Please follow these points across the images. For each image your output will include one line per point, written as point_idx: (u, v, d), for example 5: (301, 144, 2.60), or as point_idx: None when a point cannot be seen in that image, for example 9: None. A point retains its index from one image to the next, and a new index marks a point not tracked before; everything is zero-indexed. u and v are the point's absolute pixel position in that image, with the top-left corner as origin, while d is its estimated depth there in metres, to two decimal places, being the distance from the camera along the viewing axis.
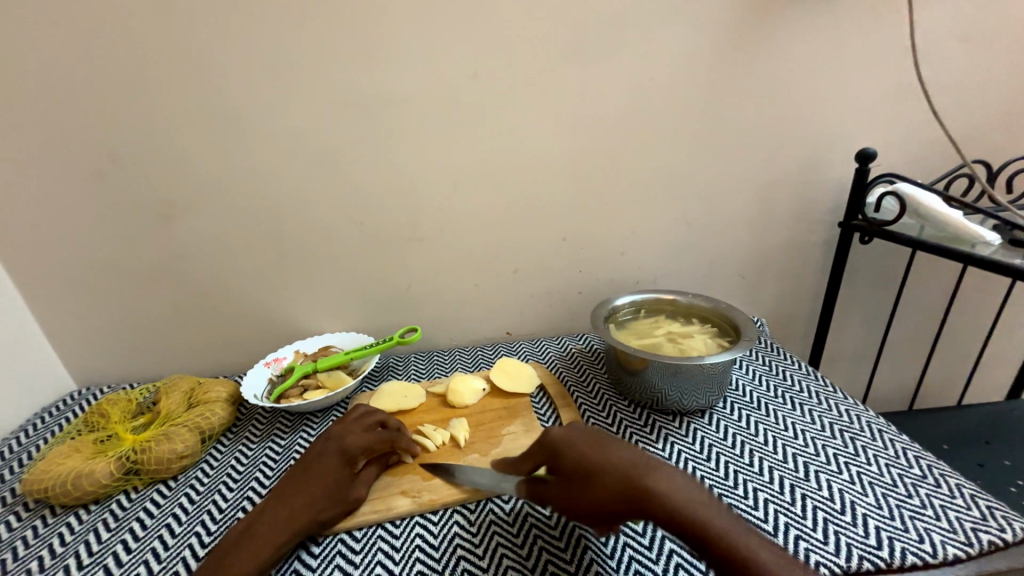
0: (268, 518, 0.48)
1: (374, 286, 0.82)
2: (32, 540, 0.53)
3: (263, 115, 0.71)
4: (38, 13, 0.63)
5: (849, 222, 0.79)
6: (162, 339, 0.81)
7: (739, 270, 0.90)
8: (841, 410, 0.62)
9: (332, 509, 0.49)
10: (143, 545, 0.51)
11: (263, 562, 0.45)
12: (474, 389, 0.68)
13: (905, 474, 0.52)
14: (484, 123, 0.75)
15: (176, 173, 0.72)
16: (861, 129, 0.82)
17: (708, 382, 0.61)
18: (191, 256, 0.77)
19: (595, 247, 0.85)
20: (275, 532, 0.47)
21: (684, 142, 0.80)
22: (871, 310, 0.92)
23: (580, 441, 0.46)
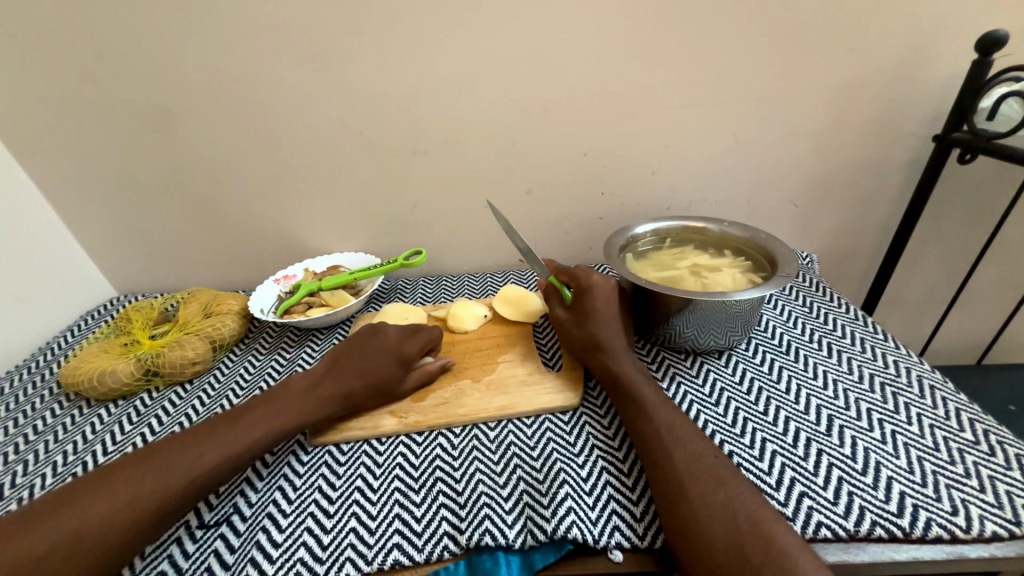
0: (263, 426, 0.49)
1: (379, 205, 0.78)
2: (69, 428, 0.59)
3: (240, 4, 0.62)
4: None
5: (946, 135, 0.63)
6: (182, 254, 0.83)
7: (793, 197, 0.76)
8: (887, 361, 0.54)
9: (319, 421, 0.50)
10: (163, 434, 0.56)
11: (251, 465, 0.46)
12: (474, 315, 0.65)
13: (951, 437, 0.44)
14: (493, 6, 0.62)
15: (163, 73, 0.67)
16: (994, 5, 0.61)
17: (729, 320, 0.54)
18: (193, 170, 0.75)
19: (619, 166, 0.74)
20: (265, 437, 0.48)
21: (741, 30, 0.64)
22: (955, 250, 0.77)
23: (609, 332, 0.53)
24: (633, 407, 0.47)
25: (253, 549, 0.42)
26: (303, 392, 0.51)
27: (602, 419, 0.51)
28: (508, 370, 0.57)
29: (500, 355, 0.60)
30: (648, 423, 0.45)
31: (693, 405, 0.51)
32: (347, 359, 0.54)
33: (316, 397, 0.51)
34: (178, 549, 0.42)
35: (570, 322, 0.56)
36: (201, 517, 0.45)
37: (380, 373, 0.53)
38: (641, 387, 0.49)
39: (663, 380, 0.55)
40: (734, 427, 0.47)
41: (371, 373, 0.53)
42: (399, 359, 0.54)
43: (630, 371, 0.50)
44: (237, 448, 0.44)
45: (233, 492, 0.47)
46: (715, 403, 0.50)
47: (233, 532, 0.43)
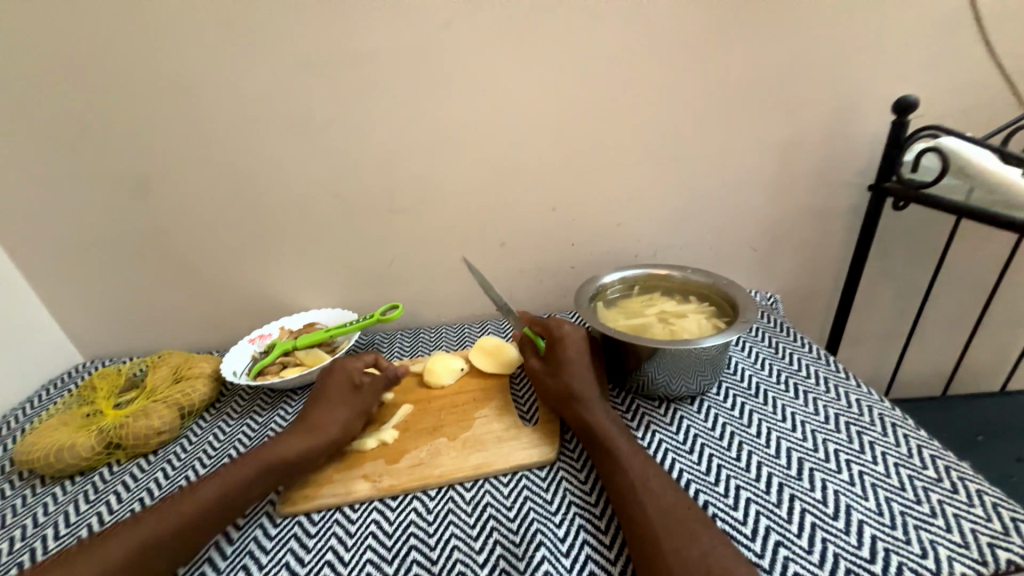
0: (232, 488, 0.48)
1: (356, 262, 0.80)
2: (20, 508, 0.55)
3: (225, 82, 0.67)
4: None
5: (880, 184, 0.68)
6: (155, 317, 0.82)
7: (752, 242, 0.81)
8: (850, 400, 0.55)
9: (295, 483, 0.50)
10: (124, 509, 0.53)
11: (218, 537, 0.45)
12: (451, 369, 0.65)
13: (915, 475, 0.45)
14: (462, 80, 0.68)
15: (145, 145, 0.70)
16: (903, 74, 0.70)
17: (698, 365, 0.56)
18: (171, 234, 0.76)
19: (587, 219, 0.78)
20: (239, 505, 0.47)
21: (687, 97, 0.70)
22: (905, 287, 0.82)
23: (581, 384, 0.54)
24: (607, 462, 0.47)
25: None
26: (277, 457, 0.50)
27: (578, 474, 0.51)
28: (484, 426, 0.57)
29: (476, 410, 0.59)
30: (624, 475, 0.45)
31: (668, 454, 0.51)
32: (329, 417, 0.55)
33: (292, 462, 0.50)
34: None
35: (545, 373, 0.57)
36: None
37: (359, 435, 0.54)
38: (615, 438, 0.49)
39: (638, 430, 0.55)
40: (708, 476, 0.48)
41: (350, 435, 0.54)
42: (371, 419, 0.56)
43: (604, 421, 0.51)
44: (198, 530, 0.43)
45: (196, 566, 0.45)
46: (690, 450, 0.51)
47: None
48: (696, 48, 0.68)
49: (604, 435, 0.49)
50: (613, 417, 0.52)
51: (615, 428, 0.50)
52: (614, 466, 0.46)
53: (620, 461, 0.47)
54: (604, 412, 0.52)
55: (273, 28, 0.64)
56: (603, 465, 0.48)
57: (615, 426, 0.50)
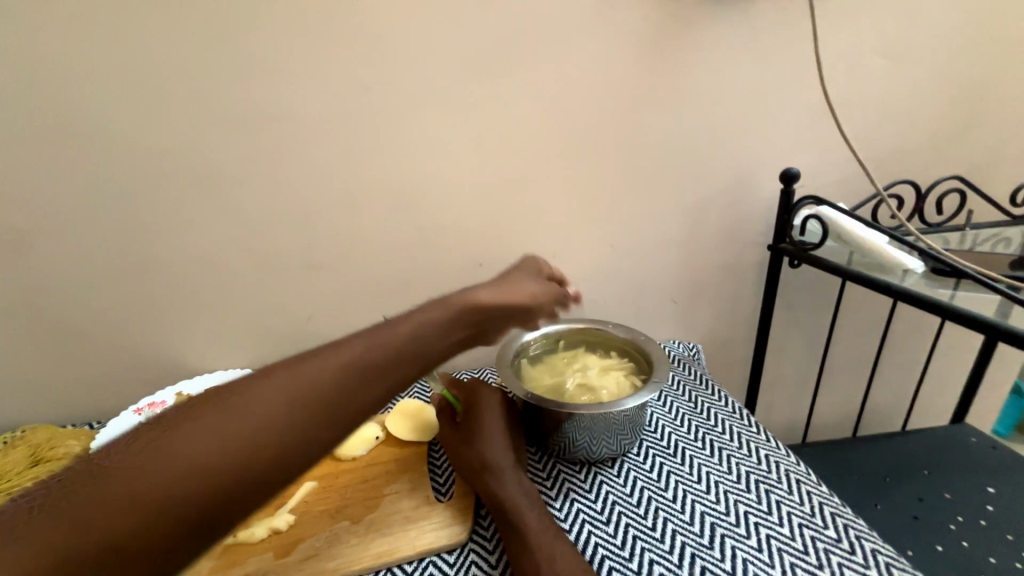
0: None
1: (268, 319, 0.74)
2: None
3: (119, 132, 0.62)
4: None
5: (776, 245, 0.74)
6: (18, 385, 0.71)
7: (671, 295, 0.85)
8: (760, 456, 0.56)
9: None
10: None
11: None
12: (365, 439, 0.60)
13: (817, 536, 0.46)
14: (383, 139, 0.68)
15: (17, 193, 0.62)
16: (788, 147, 0.78)
17: (615, 426, 0.55)
18: (44, 291, 0.67)
19: (513, 273, 0.79)
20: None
21: (603, 161, 0.74)
22: (809, 336, 0.88)
23: (493, 452, 0.52)
24: (515, 541, 0.44)
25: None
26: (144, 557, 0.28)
27: (489, 555, 0.47)
28: (391, 505, 0.52)
29: (386, 486, 0.55)
30: (530, 557, 0.43)
31: (585, 526, 0.49)
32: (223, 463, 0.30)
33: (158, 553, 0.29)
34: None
35: (457, 443, 0.54)
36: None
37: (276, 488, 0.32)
38: (525, 514, 0.46)
39: (557, 499, 0.53)
40: (623, 550, 0.46)
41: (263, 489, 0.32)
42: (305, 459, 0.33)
43: (515, 494, 0.48)
44: None
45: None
46: (606, 521, 0.49)
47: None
48: (607, 117, 0.72)
49: (514, 510, 0.47)
50: (525, 486, 0.49)
51: (526, 501, 0.48)
52: (522, 547, 0.44)
53: (528, 539, 0.44)
54: (517, 482, 0.50)
55: (176, 78, 0.61)
56: (511, 544, 0.45)
57: (526, 498, 0.48)
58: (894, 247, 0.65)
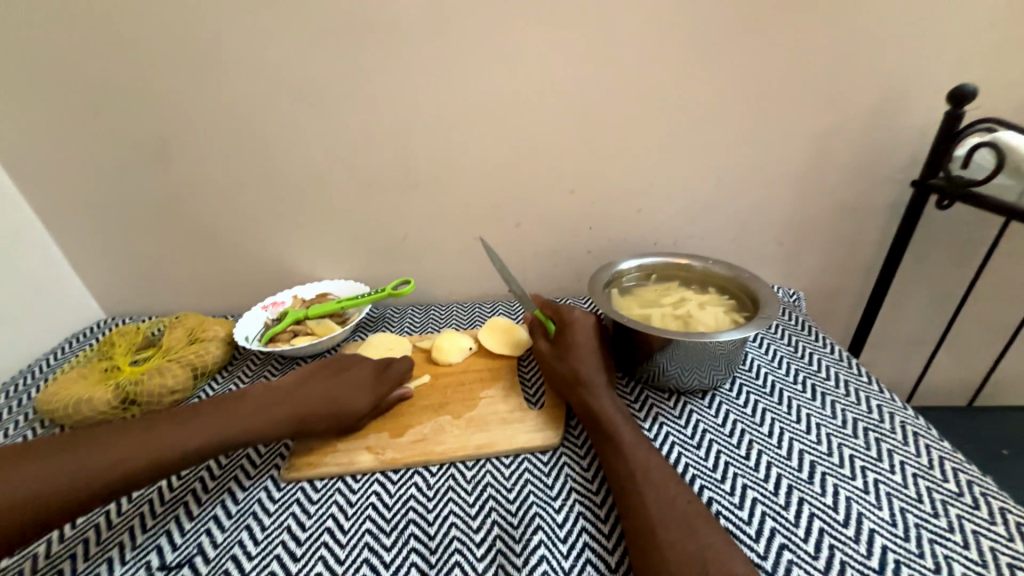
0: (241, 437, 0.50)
1: (368, 235, 0.79)
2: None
3: (239, 44, 0.65)
4: None
5: (923, 181, 0.64)
6: (171, 279, 0.84)
7: (778, 235, 0.78)
8: (870, 406, 0.53)
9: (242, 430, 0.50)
10: (101, 552, 0.45)
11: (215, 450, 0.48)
12: (459, 347, 0.65)
13: (934, 488, 0.44)
14: (482, 50, 0.65)
15: (160, 107, 0.69)
16: (959, 60, 0.64)
17: (712, 360, 0.54)
18: (185, 198, 0.76)
19: (606, 202, 0.76)
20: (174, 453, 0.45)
21: (720, 77, 0.66)
22: (939, 291, 0.77)
23: (587, 369, 0.53)
24: (609, 449, 0.47)
25: (226, 537, 0.45)
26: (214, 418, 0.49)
27: (581, 461, 0.50)
28: (489, 406, 0.56)
29: (481, 390, 0.59)
30: (624, 459, 0.45)
31: (674, 448, 0.50)
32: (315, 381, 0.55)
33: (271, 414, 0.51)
34: (127, 538, 0.46)
35: (552, 356, 0.56)
36: (163, 493, 0.50)
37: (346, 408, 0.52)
38: (619, 425, 0.48)
39: (646, 421, 0.54)
40: (715, 473, 0.47)
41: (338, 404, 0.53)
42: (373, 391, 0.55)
43: (609, 407, 0.50)
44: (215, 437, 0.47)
45: (190, 483, 0.51)
46: (697, 446, 0.50)
47: (188, 512, 0.48)
48: (731, 23, 0.63)
49: (609, 422, 0.48)
50: (618, 403, 0.51)
51: (620, 416, 0.49)
52: (617, 455, 0.46)
53: (623, 449, 0.46)
54: (610, 399, 0.51)
55: None
56: (606, 451, 0.47)
57: (620, 414, 0.49)
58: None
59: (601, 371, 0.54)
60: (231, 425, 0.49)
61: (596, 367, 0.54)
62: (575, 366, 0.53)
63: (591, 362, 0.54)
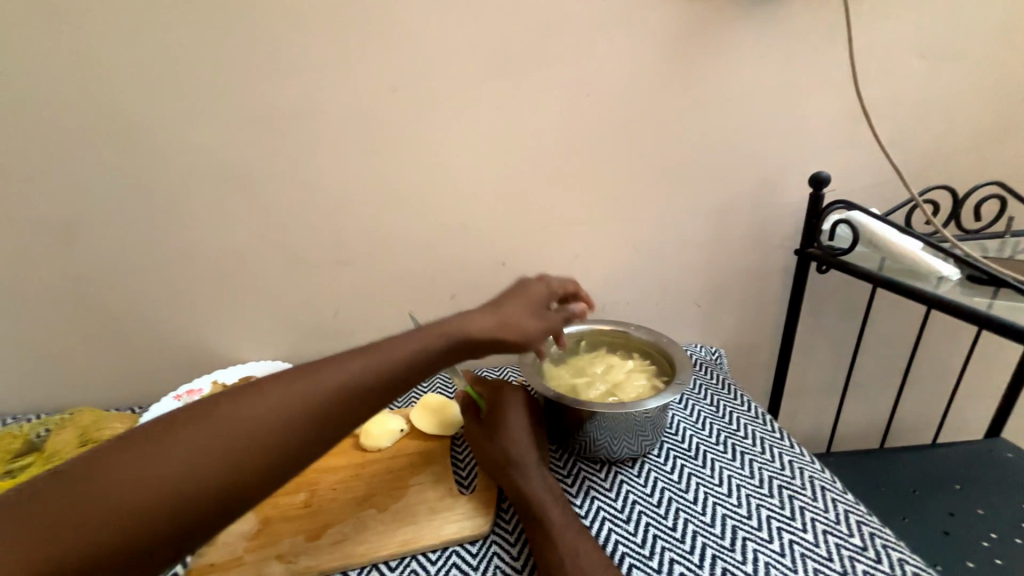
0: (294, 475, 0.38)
1: (299, 311, 0.78)
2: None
3: (168, 135, 0.68)
4: None
5: (804, 250, 0.73)
6: (76, 367, 0.78)
7: (694, 298, 0.84)
8: (784, 462, 0.56)
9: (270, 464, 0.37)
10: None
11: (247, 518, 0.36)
12: (389, 431, 0.62)
13: (842, 544, 0.46)
14: (409, 140, 0.71)
15: (77, 191, 0.69)
16: (815, 151, 0.77)
17: (636, 427, 0.56)
18: (100, 282, 0.74)
19: (535, 273, 0.80)
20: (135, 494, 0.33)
21: (624, 163, 0.75)
22: (836, 343, 0.86)
23: (516, 449, 0.53)
24: (541, 537, 0.45)
25: None
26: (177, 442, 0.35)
27: (511, 548, 0.49)
28: (416, 495, 0.54)
29: (410, 477, 0.56)
30: (555, 550, 0.44)
31: (605, 524, 0.50)
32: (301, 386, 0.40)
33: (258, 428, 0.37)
34: None
35: (482, 436, 0.55)
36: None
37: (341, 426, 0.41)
38: (549, 509, 0.47)
39: (577, 496, 0.53)
40: (644, 549, 0.47)
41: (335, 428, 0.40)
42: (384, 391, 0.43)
43: (539, 490, 0.49)
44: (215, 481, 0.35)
45: None
46: (626, 519, 0.50)
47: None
48: (628, 120, 0.73)
49: (539, 506, 0.48)
50: (549, 483, 0.51)
51: (551, 497, 0.49)
52: (548, 542, 0.45)
53: (553, 535, 0.45)
54: (541, 478, 0.50)
55: (223, 84, 0.66)
56: (537, 539, 0.46)
57: (550, 494, 0.49)
58: (930, 256, 0.64)
59: (532, 448, 0.53)
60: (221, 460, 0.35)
61: (526, 444, 0.53)
62: (505, 447, 0.53)
63: (521, 439, 0.54)
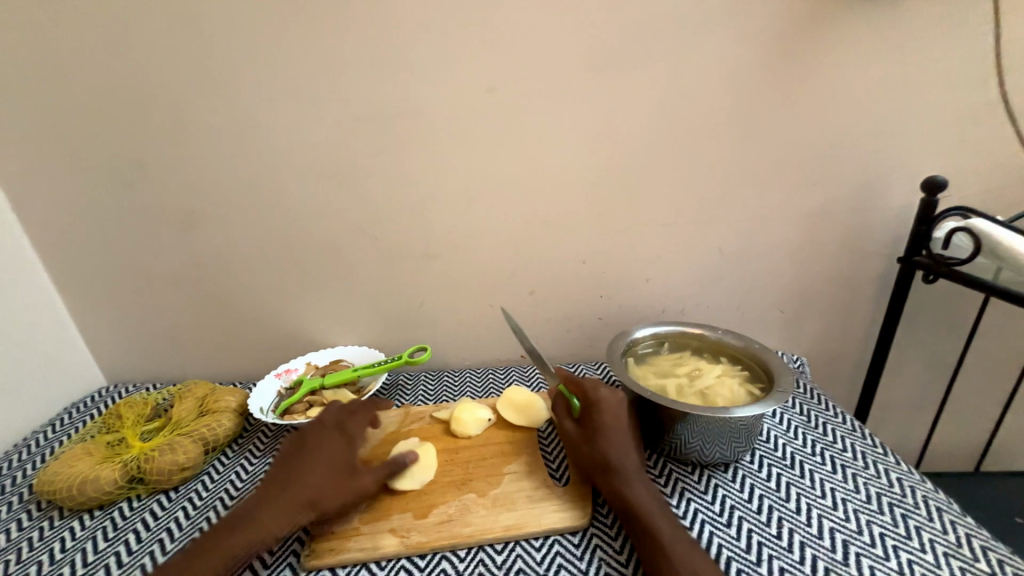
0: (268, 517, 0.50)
1: (388, 301, 0.83)
2: (12, 568, 0.52)
3: (282, 131, 0.73)
4: (85, 40, 0.68)
5: (910, 258, 0.69)
6: (190, 343, 0.86)
7: (778, 304, 0.82)
8: (891, 479, 0.54)
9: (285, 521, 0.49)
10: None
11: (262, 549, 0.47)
12: (478, 419, 0.64)
13: (967, 568, 0.44)
14: (501, 138, 0.73)
15: (199, 182, 0.75)
16: (926, 152, 0.72)
17: (733, 433, 0.55)
18: (214, 265, 0.81)
19: (616, 273, 0.81)
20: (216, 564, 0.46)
21: (716, 163, 0.74)
22: (933, 357, 0.81)
23: (619, 457, 0.52)
24: (652, 553, 0.46)
25: None
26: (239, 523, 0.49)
27: (613, 542, 0.50)
28: (512, 483, 0.56)
29: (503, 465, 0.58)
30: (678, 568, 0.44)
31: (705, 527, 0.50)
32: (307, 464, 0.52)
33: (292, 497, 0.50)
34: None
35: (581, 440, 0.55)
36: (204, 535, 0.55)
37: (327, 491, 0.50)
38: (658, 521, 0.48)
39: (672, 497, 0.54)
40: (749, 554, 0.47)
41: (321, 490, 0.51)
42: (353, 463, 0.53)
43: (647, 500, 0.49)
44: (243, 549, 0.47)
45: None
46: (727, 524, 0.50)
47: None
48: (724, 119, 0.71)
49: (648, 520, 0.48)
50: (652, 494, 0.51)
51: (658, 513, 0.48)
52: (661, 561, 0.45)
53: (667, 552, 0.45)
54: (644, 490, 0.51)
55: (333, 84, 0.70)
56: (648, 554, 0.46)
57: (657, 508, 0.49)
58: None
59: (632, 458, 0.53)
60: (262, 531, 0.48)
61: (626, 453, 0.53)
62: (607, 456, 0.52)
63: (622, 447, 0.53)
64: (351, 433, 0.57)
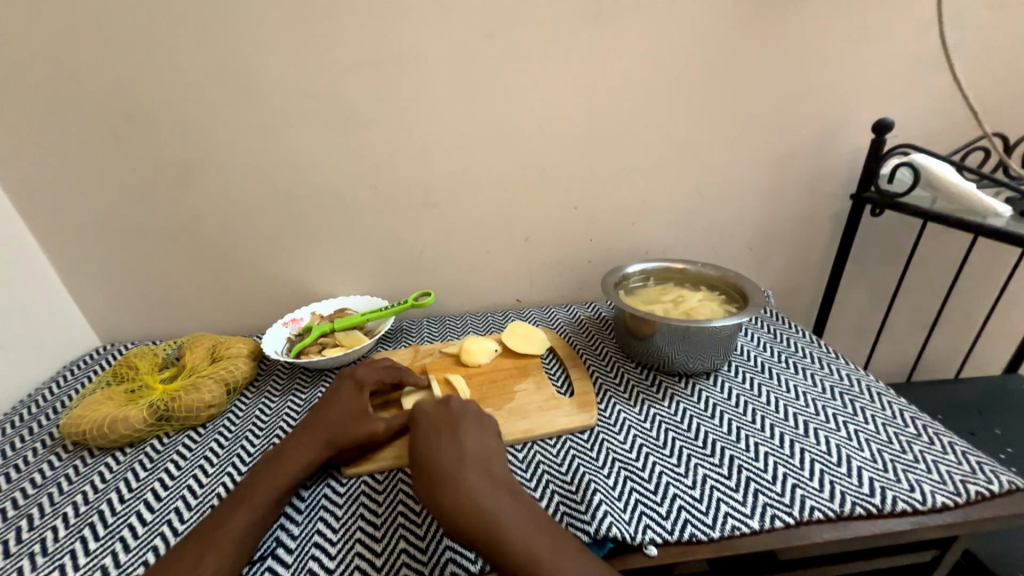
0: (294, 442, 0.54)
1: (389, 251, 0.86)
2: (57, 499, 0.54)
3: (277, 77, 0.72)
4: None
5: (861, 194, 0.79)
6: (189, 299, 0.87)
7: (748, 242, 0.91)
8: (842, 374, 0.64)
9: (309, 451, 0.53)
10: (200, 511, 0.51)
11: (301, 463, 0.52)
12: (487, 349, 0.70)
13: (900, 432, 0.54)
14: (498, 84, 0.75)
15: (191, 134, 0.74)
16: (879, 98, 0.81)
17: (714, 345, 0.63)
18: (210, 218, 0.80)
19: (605, 217, 0.87)
20: (270, 494, 0.49)
21: (697, 109, 0.79)
22: (877, 284, 0.93)
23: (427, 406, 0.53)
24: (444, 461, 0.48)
25: (303, 530, 0.49)
26: (271, 460, 0.52)
27: (618, 436, 0.57)
28: (524, 398, 0.62)
29: (515, 385, 0.65)
30: (461, 403, 0.54)
31: (694, 420, 0.58)
32: (323, 413, 0.57)
33: (313, 434, 0.54)
34: None
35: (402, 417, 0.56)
36: (242, 464, 0.57)
37: (341, 430, 0.54)
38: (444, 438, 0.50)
39: (664, 400, 0.62)
40: (731, 435, 0.55)
41: (332, 430, 0.55)
42: (359, 407, 0.57)
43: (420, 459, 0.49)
44: (290, 478, 0.51)
45: None
46: (711, 415, 0.59)
47: None
48: (705, 66, 0.76)
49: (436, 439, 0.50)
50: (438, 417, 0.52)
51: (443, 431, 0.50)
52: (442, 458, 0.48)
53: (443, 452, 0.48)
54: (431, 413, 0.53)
55: (329, 27, 0.70)
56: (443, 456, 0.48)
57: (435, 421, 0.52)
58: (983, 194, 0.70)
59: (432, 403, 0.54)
60: (306, 463, 0.52)
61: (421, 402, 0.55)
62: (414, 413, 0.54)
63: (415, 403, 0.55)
64: (362, 380, 0.61)
